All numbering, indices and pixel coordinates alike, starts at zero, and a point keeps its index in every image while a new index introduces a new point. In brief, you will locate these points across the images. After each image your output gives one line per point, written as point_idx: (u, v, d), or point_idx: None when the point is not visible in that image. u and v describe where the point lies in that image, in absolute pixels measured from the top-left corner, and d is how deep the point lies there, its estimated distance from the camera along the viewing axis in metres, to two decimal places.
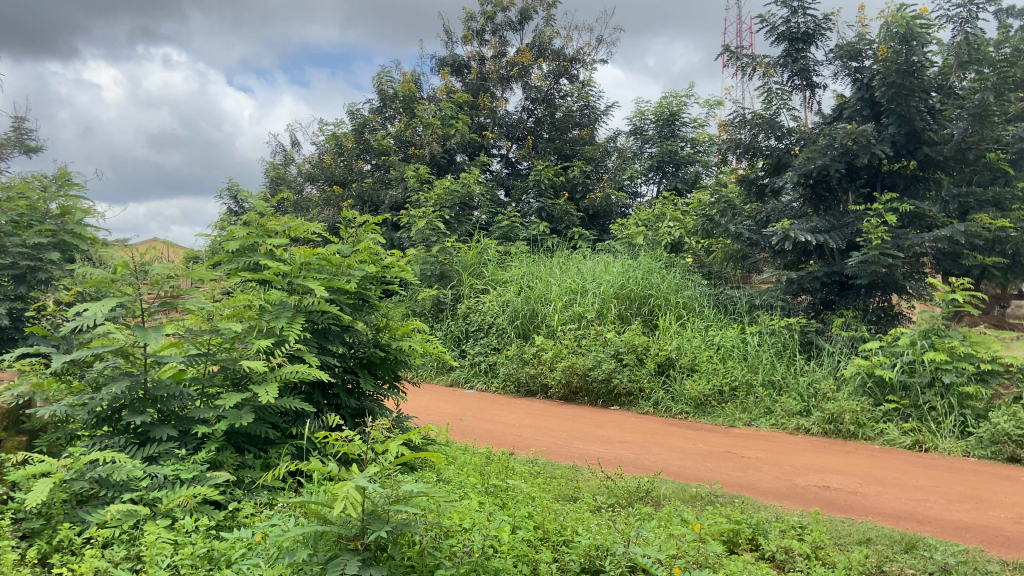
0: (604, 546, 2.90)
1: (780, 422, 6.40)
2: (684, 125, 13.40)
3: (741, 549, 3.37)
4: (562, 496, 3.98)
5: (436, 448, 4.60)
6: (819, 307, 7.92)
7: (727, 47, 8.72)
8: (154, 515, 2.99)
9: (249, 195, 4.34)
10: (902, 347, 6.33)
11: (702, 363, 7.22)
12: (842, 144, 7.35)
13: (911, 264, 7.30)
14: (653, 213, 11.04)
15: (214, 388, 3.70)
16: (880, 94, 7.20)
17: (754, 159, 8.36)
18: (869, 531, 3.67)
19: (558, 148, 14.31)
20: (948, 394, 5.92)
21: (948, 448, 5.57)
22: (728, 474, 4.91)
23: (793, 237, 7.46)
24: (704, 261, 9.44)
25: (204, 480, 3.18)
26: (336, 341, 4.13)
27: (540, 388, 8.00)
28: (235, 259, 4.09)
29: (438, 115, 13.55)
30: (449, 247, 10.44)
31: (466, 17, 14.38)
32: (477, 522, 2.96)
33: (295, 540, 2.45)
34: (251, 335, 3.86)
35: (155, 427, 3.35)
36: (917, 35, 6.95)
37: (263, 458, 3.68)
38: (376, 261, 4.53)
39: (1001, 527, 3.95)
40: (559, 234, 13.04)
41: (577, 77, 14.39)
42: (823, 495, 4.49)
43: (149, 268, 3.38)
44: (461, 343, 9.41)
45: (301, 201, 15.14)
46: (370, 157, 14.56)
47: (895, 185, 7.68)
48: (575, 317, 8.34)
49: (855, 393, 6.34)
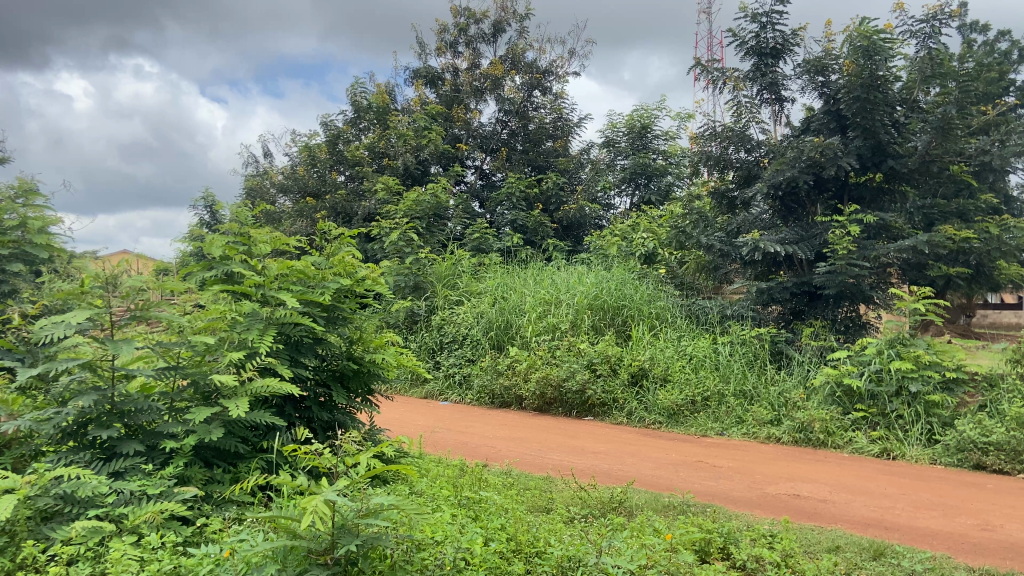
0: (577, 557, 2.90)
1: (751, 431, 6.46)
2: (656, 137, 13.55)
3: (713, 558, 3.37)
4: (537, 507, 4.00)
5: (410, 461, 4.57)
6: (789, 317, 8.02)
7: (698, 61, 8.84)
8: (121, 532, 2.94)
9: (224, 206, 4.29)
10: (869, 356, 6.45)
11: (675, 373, 7.30)
12: (810, 156, 7.45)
13: (878, 274, 7.40)
14: (628, 225, 11.08)
15: (183, 403, 3.64)
16: (846, 107, 7.32)
17: (724, 171, 8.45)
18: (839, 538, 3.72)
19: (532, 160, 14.35)
20: (915, 403, 6.01)
21: (915, 455, 5.65)
22: (699, 483, 4.95)
23: (763, 248, 7.60)
24: (677, 271, 9.38)
25: (172, 496, 3.15)
26: (309, 353, 4.12)
27: (514, 400, 7.98)
28: (211, 267, 4.01)
29: (412, 125, 13.69)
30: (423, 258, 10.47)
31: (439, 28, 14.42)
32: (449, 535, 2.94)
33: (264, 556, 2.42)
34: (222, 348, 3.78)
35: (122, 442, 3.29)
36: (880, 50, 7.11)
37: (233, 472, 3.63)
38: (351, 274, 4.49)
39: (967, 533, 4.02)
40: (533, 245, 13.03)
41: (550, 89, 14.49)
42: (792, 503, 4.53)
43: (121, 280, 3.32)
44: (435, 354, 9.36)
45: (274, 213, 15.02)
46: (344, 168, 14.43)
47: (862, 198, 7.80)
48: (550, 328, 8.40)
49: (825, 402, 6.43)
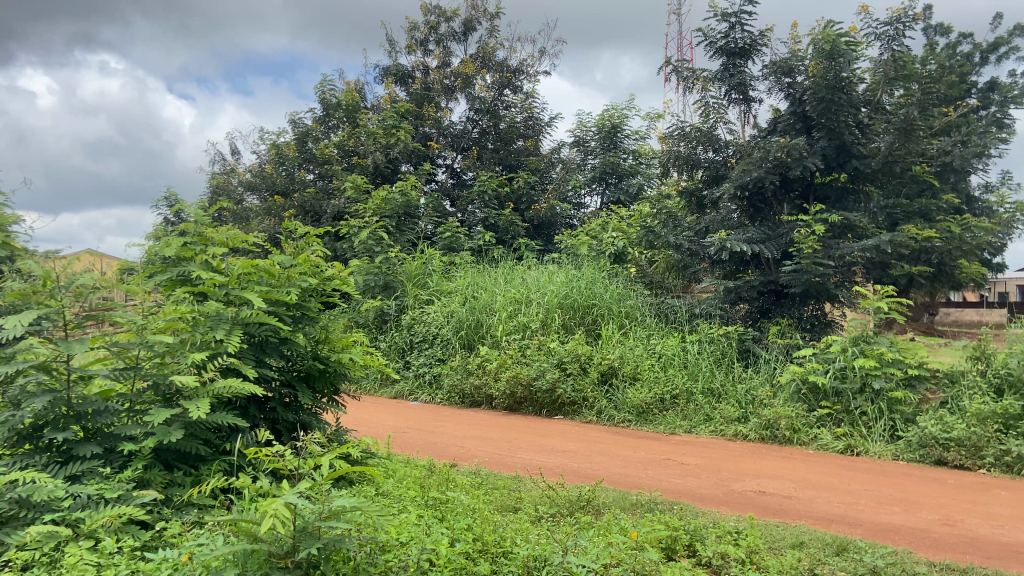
0: (542, 557, 2.90)
1: (718, 429, 6.51)
2: (626, 137, 13.61)
3: (679, 556, 3.39)
4: (504, 507, 3.98)
5: (377, 462, 4.54)
6: (756, 315, 8.09)
7: (668, 61, 8.89)
8: (77, 537, 2.89)
9: (186, 205, 4.22)
10: (833, 354, 6.53)
11: (644, 371, 7.33)
12: (776, 156, 7.54)
13: (842, 273, 7.49)
14: (598, 224, 11.09)
15: (143, 404, 3.57)
16: (811, 108, 7.40)
17: (693, 171, 8.52)
18: (803, 534, 3.77)
19: (503, 158, 14.35)
20: (878, 399, 6.11)
21: (879, 451, 5.73)
22: (667, 481, 4.98)
23: (730, 247, 7.67)
24: (647, 271, 9.41)
25: (130, 499, 3.10)
26: (274, 354, 4.07)
27: (484, 399, 7.96)
28: (169, 269, 3.94)
29: (382, 124, 13.60)
30: (393, 257, 10.42)
31: (409, 26, 14.35)
32: (414, 536, 2.91)
33: (224, 559, 2.38)
34: (184, 349, 3.72)
35: (80, 445, 3.23)
36: (843, 52, 7.17)
37: (194, 475, 3.58)
38: (316, 274, 4.44)
39: (928, 529, 4.08)
40: (504, 244, 13.03)
41: (520, 88, 14.49)
42: (758, 499, 4.58)
43: (72, 279, 3.25)
44: (405, 354, 9.30)
45: (241, 212, 14.85)
46: (313, 167, 14.31)
47: (827, 198, 7.90)
48: (520, 327, 8.41)
49: (790, 399, 6.51)
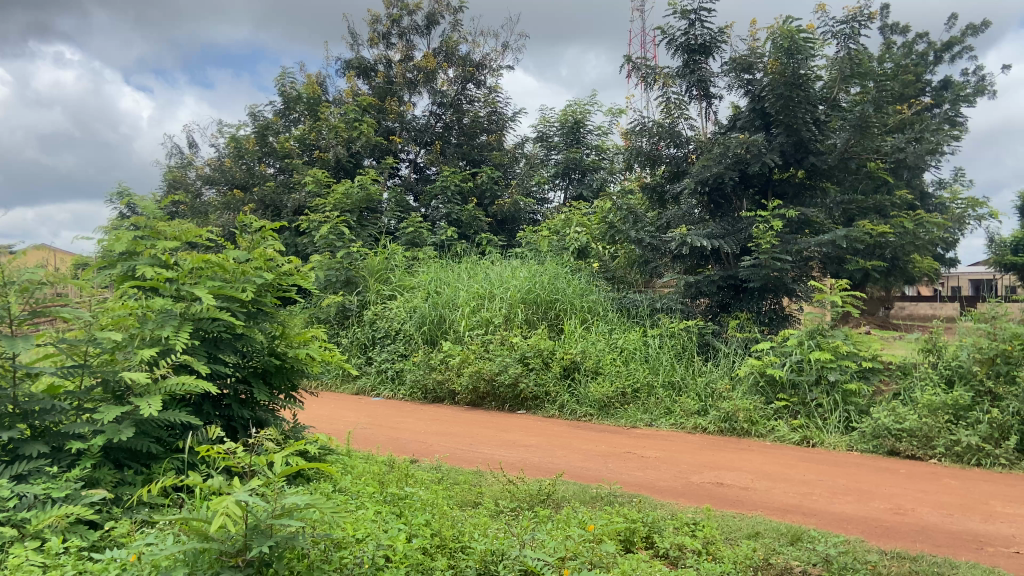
0: (499, 550, 2.90)
1: (679, 422, 6.59)
2: (589, 133, 13.71)
3: (637, 547, 3.42)
4: (465, 502, 3.98)
5: (336, 458, 4.50)
6: (716, 309, 8.22)
7: (630, 58, 8.95)
8: (23, 537, 2.82)
9: (138, 198, 4.13)
10: (791, 347, 6.64)
11: (606, 365, 7.36)
12: (735, 152, 7.63)
13: (799, 268, 7.62)
14: (561, 219, 11.07)
15: (92, 402, 3.49)
16: (770, 104, 7.50)
17: (655, 166, 8.59)
18: (758, 525, 3.82)
19: (466, 153, 14.30)
20: (833, 391, 6.23)
21: (833, 442, 5.85)
22: (627, 474, 5.02)
23: (690, 242, 7.75)
24: (609, 266, 9.46)
25: (79, 499, 3.04)
26: (228, 350, 3.99)
27: (447, 395, 7.94)
28: (118, 264, 3.85)
29: (343, 117, 13.45)
30: (355, 253, 10.34)
31: (371, 19, 14.22)
32: (371, 532, 2.89)
33: (175, 559, 2.34)
34: (134, 344, 3.64)
35: (25, 444, 3.15)
36: (801, 49, 7.28)
37: (145, 473, 3.51)
38: (272, 268, 4.38)
39: (880, 518, 4.16)
40: (468, 239, 13.00)
41: (484, 83, 14.46)
42: (716, 491, 4.64)
43: (17, 273, 3.15)
44: (367, 350, 9.23)
45: (199, 206, 14.55)
46: (274, 161, 14.15)
47: (785, 194, 8.03)
48: (483, 322, 8.41)
49: (749, 391, 6.60)
